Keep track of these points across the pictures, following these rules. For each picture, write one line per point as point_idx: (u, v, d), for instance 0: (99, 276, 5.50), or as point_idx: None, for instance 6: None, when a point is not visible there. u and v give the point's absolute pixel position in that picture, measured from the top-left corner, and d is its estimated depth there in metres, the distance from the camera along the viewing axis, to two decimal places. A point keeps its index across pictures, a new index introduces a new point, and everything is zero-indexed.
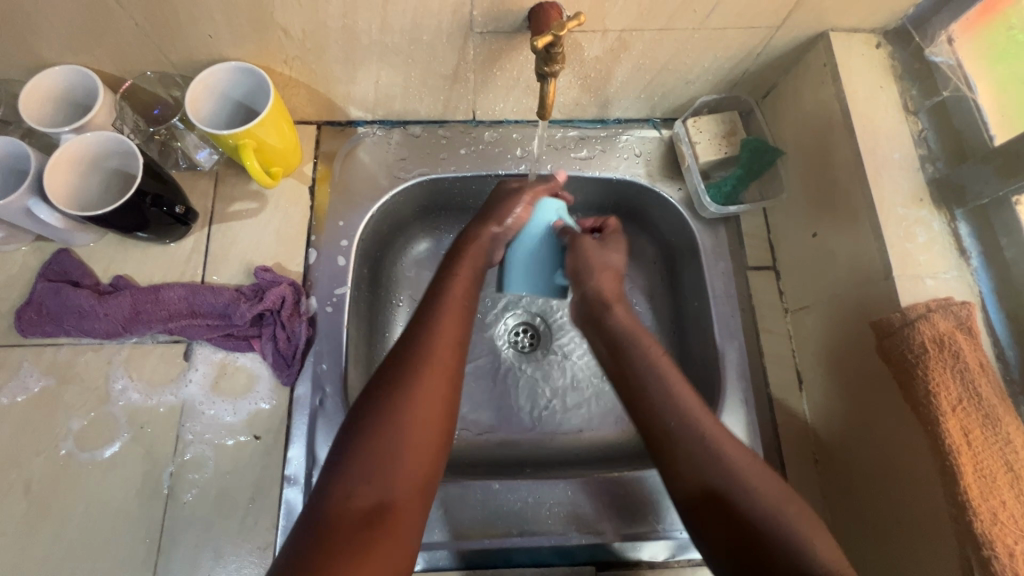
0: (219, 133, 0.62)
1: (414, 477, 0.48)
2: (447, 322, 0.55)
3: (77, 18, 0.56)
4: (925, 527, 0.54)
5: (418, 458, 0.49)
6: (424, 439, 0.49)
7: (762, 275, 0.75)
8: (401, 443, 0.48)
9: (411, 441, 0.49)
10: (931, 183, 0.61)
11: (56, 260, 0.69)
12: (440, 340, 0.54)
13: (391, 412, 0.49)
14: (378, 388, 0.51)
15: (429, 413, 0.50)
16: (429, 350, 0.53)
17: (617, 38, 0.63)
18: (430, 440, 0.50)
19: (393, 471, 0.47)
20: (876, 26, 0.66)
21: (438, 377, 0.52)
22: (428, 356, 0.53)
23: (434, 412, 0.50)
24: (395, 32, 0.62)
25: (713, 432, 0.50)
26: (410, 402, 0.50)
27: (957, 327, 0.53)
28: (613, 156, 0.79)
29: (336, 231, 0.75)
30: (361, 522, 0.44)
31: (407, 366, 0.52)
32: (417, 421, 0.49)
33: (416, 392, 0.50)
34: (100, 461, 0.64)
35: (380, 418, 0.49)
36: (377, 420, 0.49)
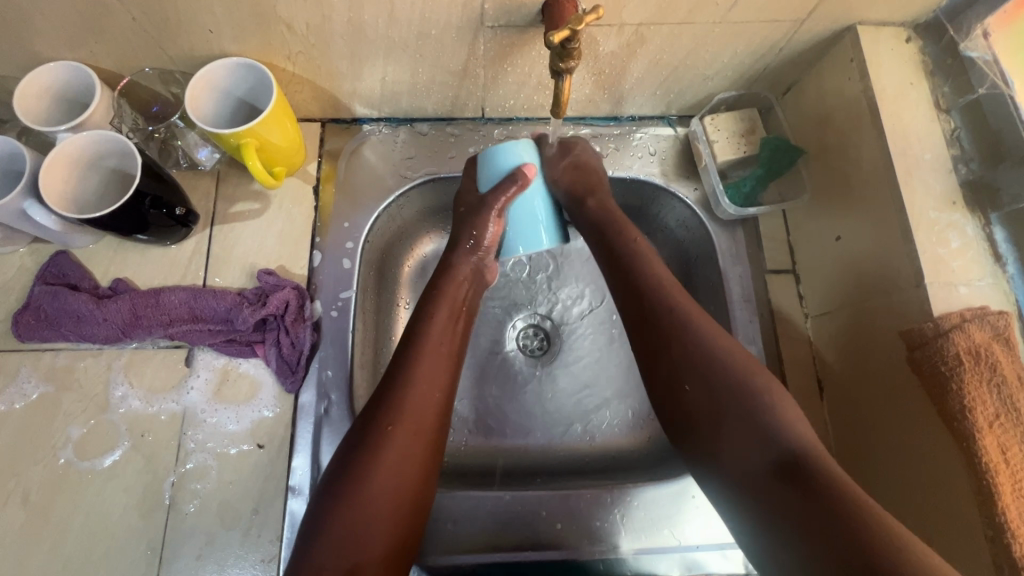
0: (220, 133, 0.60)
1: (387, 541, 0.49)
2: (417, 380, 0.55)
3: (70, 12, 0.54)
4: (954, 545, 0.52)
5: (389, 527, 0.49)
6: (389, 504, 0.49)
7: (782, 279, 0.73)
8: (372, 511, 0.49)
9: (384, 509, 0.49)
10: (964, 185, 0.59)
11: (54, 263, 0.67)
12: (415, 399, 0.53)
13: (364, 480, 0.49)
14: (354, 450, 0.51)
15: (403, 477, 0.51)
16: (401, 412, 0.52)
17: (634, 32, 0.60)
18: (402, 501, 0.50)
19: (365, 538, 0.48)
20: (906, 19, 0.63)
21: (402, 441, 0.51)
22: (393, 419, 0.52)
23: (406, 478, 0.51)
24: (402, 26, 0.59)
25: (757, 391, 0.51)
26: (382, 471, 0.50)
27: (993, 337, 0.51)
28: (627, 154, 0.76)
29: (341, 232, 0.72)
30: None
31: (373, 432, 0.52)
32: (382, 486, 0.49)
33: (388, 456, 0.50)
34: (100, 470, 0.63)
35: (355, 484, 0.49)
36: (350, 490, 0.49)
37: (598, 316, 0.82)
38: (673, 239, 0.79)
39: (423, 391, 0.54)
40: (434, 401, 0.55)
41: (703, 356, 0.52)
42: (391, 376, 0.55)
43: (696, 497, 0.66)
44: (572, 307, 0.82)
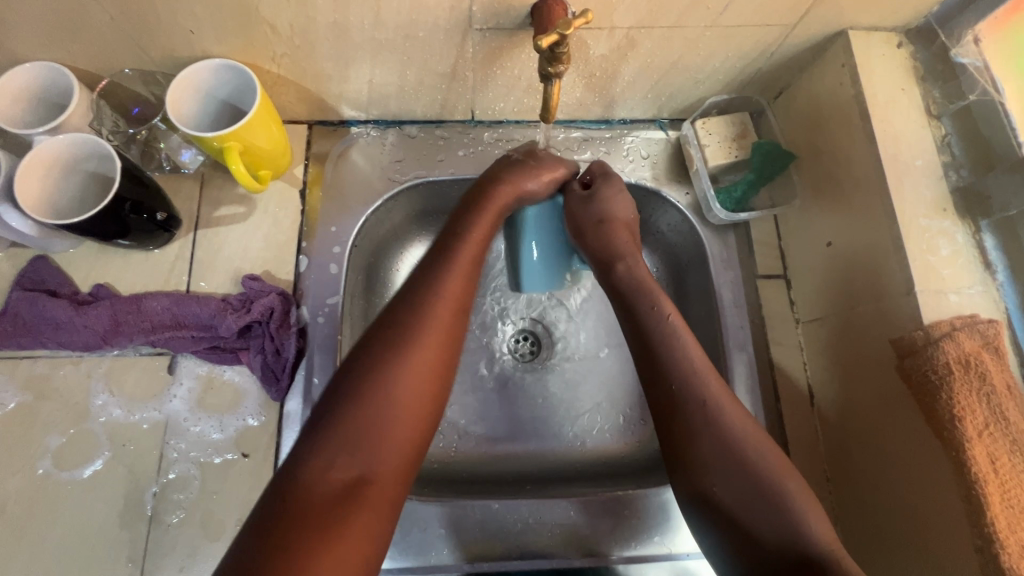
0: (202, 136, 0.59)
1: (399, 450, 0.46)
2: (449, 282, 0.53)
3: (47, 12, 0.52)
4: (940, 551, 0.52)
5: (405, 431, 0.47)
6: (411, 406, 0.47)
7: (773, 284, 0.72)
8: (386, 415, 0.46)
9: (400, 414, 0.46)
10: (955, 192, 0.58)
11: (32, 268, 0.66)
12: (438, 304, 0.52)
13: (380, 379, 0.47)
14: (370, 349, 0.48)
15: (421, 379, 0.48)
16: (426, 317, 0.50)
17: (625, 35, 0.60)
18: (417, 410, 0.48)
19: (377, 442, 0.45)
20: (899, 24, 0.62)
21: (430, 341, 0.50)
22: (424, 317, 0.50)
23: (422, 386, 0.48)
24: (389, 28, 0.58)
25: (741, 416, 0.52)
26: (399, 371, 0.47)
27: (982, 346, 0.51)
28: (618, 158, 0.75)
29: (328, 237, 0.71)
30: (341, 492, 0.43)
31: (398, 329, 0.49)
32: (405, 385, 0.47)
33: (406, 359, 0.48)
34: (80, 481, 0.61)
35: (368, 385, 0.46)
36: (365, 389, 0.46)
37: (589, 319, 0.81)
38: (664, 244, 0.78)
39: (452, 292, 0.53)
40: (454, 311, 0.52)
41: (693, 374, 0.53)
42: (417, 282, 0.53)
43: None
44: (563, 311, 0.81)
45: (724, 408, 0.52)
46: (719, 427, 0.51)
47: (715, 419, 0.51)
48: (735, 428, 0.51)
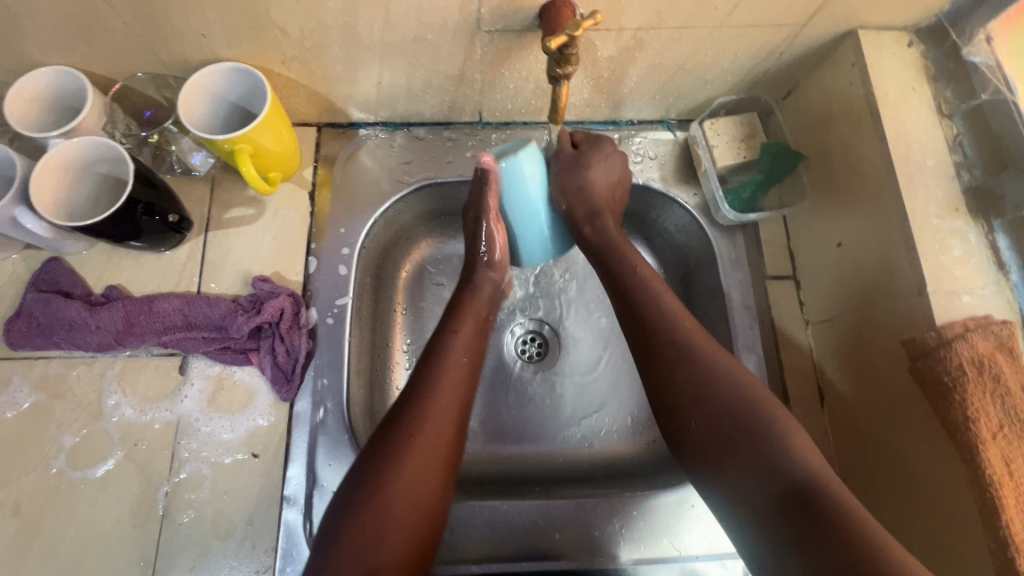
0: (213, 138, 0.59)
1: (409, 541, 0.48)
2: (446, 385, 0.55)
3: (63, 17, 0.53)
4: (951, 556, 0.52)
5: (408, 529, 0.48)
6: (414, 506, 0.49)
7: (782, 284, 0.72)
8: (393, 513, 0.48)
9: (405, 510, 0.49)
10: (967, 192, 0.58)
11: (46, 270, 0.66)
12: (439, 404, 0.53)
13: (382, 489, 0.48)
14: (372, 459, 0.50)
15: (424, 479, 0.50)
16: (423, 420, 0.52)
17: (633, 36, 0.60)
18: (419, 509, 0.49)
19: (383, 544, 0.47)
20: (909, 23, 0.62)
21: (427, 444, 0.51)
22: (422, 421, 0.52)
23: (428, 485, 0.50)
24: (398, 30, 0.58)
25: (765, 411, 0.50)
26: (404, 472, 0.49)
27: (997, 347, 0.50)
28: (626, 158, 0.75)
29: (336, 238, 0.72)
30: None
31: (397, 435, 0.51)
32: (407, 488, 0.49)
33: (410, 463, 0.50)
34: (92, 480, 0.62)
35: (378, 487, 0.48)
36: (367, 498, 0.48)
37: (597, 321, 0.81)
38: (672, 245, 0.78)
39: (451, 396, 0.54)
40: (454, 410, 0.54)
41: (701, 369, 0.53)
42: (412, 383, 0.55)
43: (695, 506, 0.65)
44: (571, 313, 0.81)
45: (717, 368, 0.52)
46: (721, 381, 0.51)
47: (717, 375, 0.52)
48: (729, 381, 0.52)
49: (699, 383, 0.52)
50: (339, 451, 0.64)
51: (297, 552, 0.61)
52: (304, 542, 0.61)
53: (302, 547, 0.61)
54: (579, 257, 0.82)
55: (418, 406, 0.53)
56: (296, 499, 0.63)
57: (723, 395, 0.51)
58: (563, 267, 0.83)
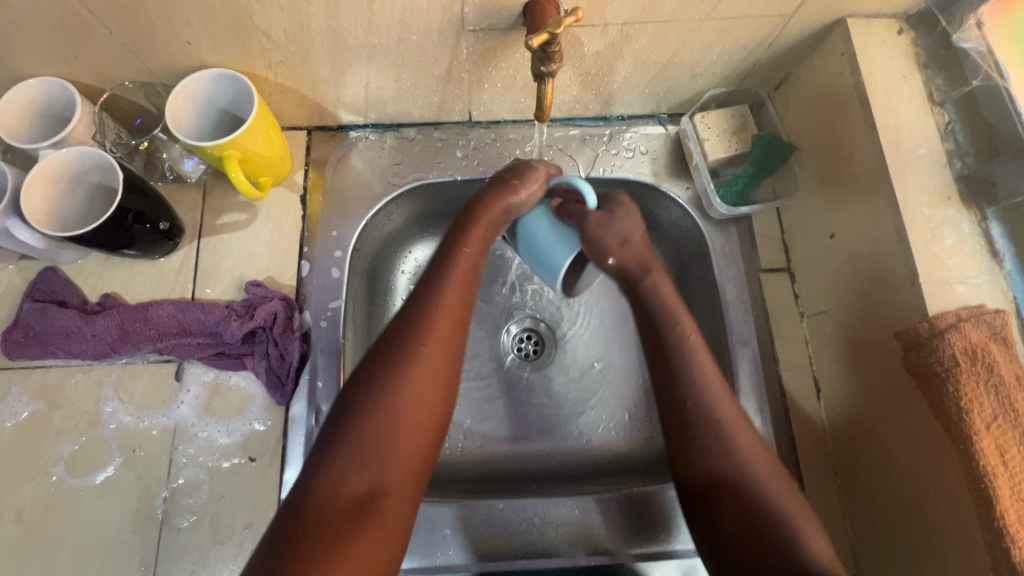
0: (202, 145, 0.59)
1: (404, 473, 0.45)
2: (451, 297, 0.51)
3: (48, 28, 0.53)
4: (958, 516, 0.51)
5: (407, 446, 0.45)
6: (416, 419, 0.46)
7: (777, 277, 0.72)
8: (390, 433, 0.44)
9: (405, 437, 0.45)
10: (959, 180, 0.57)
11: (42, 280, 0.67)
12: (438, 326, 0.49)
13: (381, 403, 0.45)
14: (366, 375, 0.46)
15: (425, 396, 0.46)
16: (427, 332, 0.48)
17: (619, 31, 0.59)
18: (420, 424, 0.46)
19: (382, 464, 0.44)
20: (899, 11, 0.61)
21: (433, 354, 0.48)
22: (429, 333, 0.48)
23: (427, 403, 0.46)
24: (383, 32, 0.58)
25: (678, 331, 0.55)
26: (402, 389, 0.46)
27: (990, 336, 0.50)
28: (618, 154, 0.75)
29: (328, 241, 0.72)
30: (349, 511, 0.42)
31: (400, 345, 0.48)
32: (408, 404, 0.46)
33: (406, 378, 0.46)
34: (92, 487, 0.63)
35: (371, 402, 0.45)
36: (367, 408, 0.45)
37: (595, 322, 0.81)
38: (666, 240, 0.78)
39: (456, 309, 0.51)
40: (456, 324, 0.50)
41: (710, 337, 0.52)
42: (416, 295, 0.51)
43: None
44: (568, 311, 0.81)
45: (763, 473, 0.50)
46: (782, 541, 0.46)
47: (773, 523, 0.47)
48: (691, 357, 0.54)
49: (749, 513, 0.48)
50: None
51: None
52: None
53: None
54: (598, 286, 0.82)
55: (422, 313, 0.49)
56: None
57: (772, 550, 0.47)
58: None
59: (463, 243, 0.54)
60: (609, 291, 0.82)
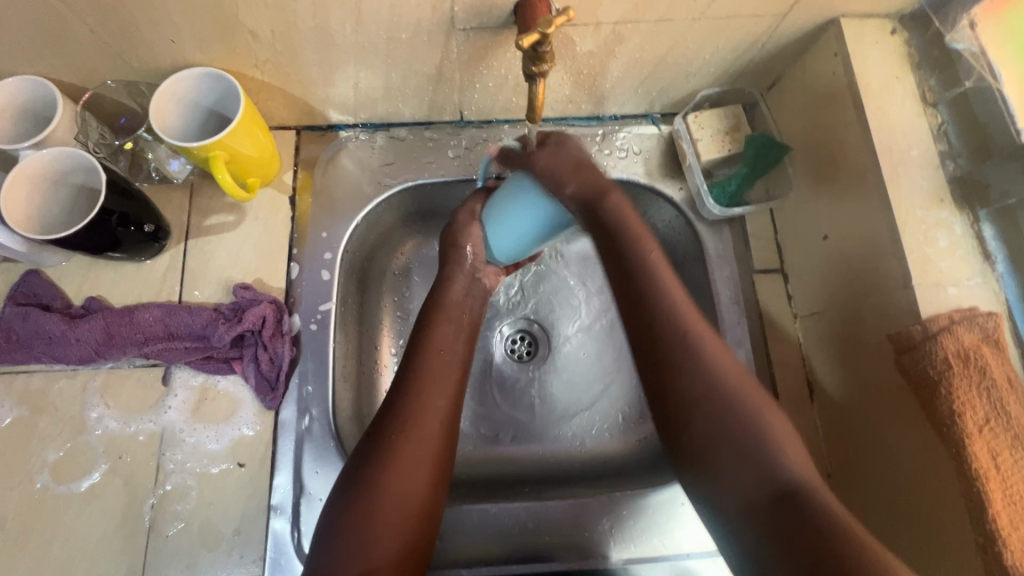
0: (187, 146, 0.58)
1: (393, 552, 0.47)
2: (437, 390, 0.55)
3: (26, 26, 0.52)
4: (950, 540, 0.51)
5: (396, 528, 0.48)
6: (403, 506, 0.49)
7: (770, 278, 0.71)
8: (378, 520, 0.48)
9: (392, 521, 0.48)
10: (952, 182, 0.57)
11: (25, 283, 0.66)
12: (426, 409, 0.53)
13: (369, 492, 0.49)
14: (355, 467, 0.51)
15: (412, 483, 0.50)
16: (410, 422, 0.52)
17: (611, 31, 0.58)
18: (409, 508, 0.49)
19: (371, 547, 0.47)
20: (892, 11, 0.61)
21: (416, 444, 0.52)
22: (413, 424, 0.52)
23: (415, 491, 0.50)
24: (371, 31, 0.57)
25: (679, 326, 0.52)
26: (397, 465, 0.50)
27: (982, 339, 0.50)
28: (611, 154, 0.74)
29: (318, 243, 0.71)
30: None
31: (385, 438, 0.52)
32: (394, 489, 0.49)
33: (391, 469, 0.50)
34: (77, 494, 0.62)
35: (363, 493, 0.49)
36: (357, 499, 0.49)
37: (588, 323, 0.80)
38: (659, 241, 0.77)
39: (442, 401, 0.55)
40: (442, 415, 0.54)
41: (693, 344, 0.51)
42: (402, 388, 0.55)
43: (685, 504, 0.65)
44: (560, 312, 0.81)
45: (760, 413, 0.49)
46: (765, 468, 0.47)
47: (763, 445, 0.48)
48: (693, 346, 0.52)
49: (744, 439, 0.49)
50: (326, 458, 0.64)
51: (286, 561, 0.61)
52: (292, 550, 0.61)
53: (292, 556, 0.61)
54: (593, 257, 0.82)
55: (408, 406, 0.53)
56: (281, 507, 0.62)
57: (756, 474, 0.47)
58: (564, 283, 0.81)
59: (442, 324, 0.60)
60: (602, 292, 0.81)
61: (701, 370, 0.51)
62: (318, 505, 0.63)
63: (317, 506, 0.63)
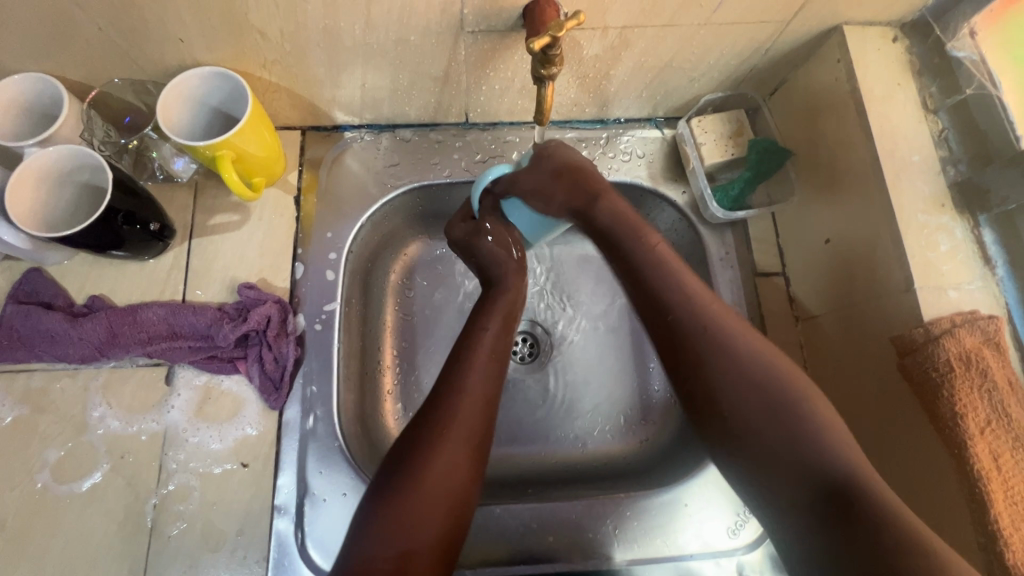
0: (194, 145, 0.58)
1: (435, 535, 0.46)
2: (485, 376, 0.55)
3: (33, 23, 0.51)
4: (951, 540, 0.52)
5: (440, 510, 0.47)
6: (445, 488, 0.48)
7: (771, 281, 0.72)
8: (422, 501, 0.46)
9: (435, 502, 0.47)
10: (953, 187, 0.58)
11: (26, 281, 0.65)
12: (468, 395, 0.53)
13: (417, 470, 0.48)
14: (402, 447, 0.50)
15: (457, 465, 0.49)
16: (456, 406, 0.52)
17: (618, 36, 0.59)
18: (452, 490, 0.48)
19: (417, 526, 0.45)
20: (893, 19, 0.62)
21: (463, 429, 0.51)
22: (461, 407, 0.52)
23: (458, 472, 0.49)
24: (380, 33, 0.57)
25: (691, 306, 0.51)
26: (437, 455, 0.49)
27: (984, 342, 0.51)
28: (614, 157, 0.75)
29: (323, 243, 0.71)
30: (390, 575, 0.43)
31: (432, 420, 0.51)
32: (440, 469, 0.48)
33: (439, 449, 0.49)
34: (78, 494, 0.61)
35: (408, 474, 0.48)
36: (406, 477, 0.47)
37: (591, 325, 0.80)
38: None
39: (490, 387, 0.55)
40: (488, 400, 0.54)
41: (718, 324, 0.50)
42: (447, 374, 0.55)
43: (688, 505, 0.66)
44: (564, 313, 0.81)
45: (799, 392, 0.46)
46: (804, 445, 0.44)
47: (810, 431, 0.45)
48: (718, 321, 0.50)
49: (795, 425, 0.45)
50: (330, 459, 0.64)
51: (289, 562, 0.61)
52: (295, 551, 0.61)
53: (295, 556, 0.61)
54: (597, 262, 0.82)
55: (456, 390, 0.53)
56: (284, 507, 0.62)
57: (794, 451, 0.44)
58: (567, 285, 0.82)
59: (492, 323, 0.60)
60: (604, 295, 0.82)
61: (720, 347, 0.49)
62: (322, 505, 0.63)
63: (321, 506, 0.63)
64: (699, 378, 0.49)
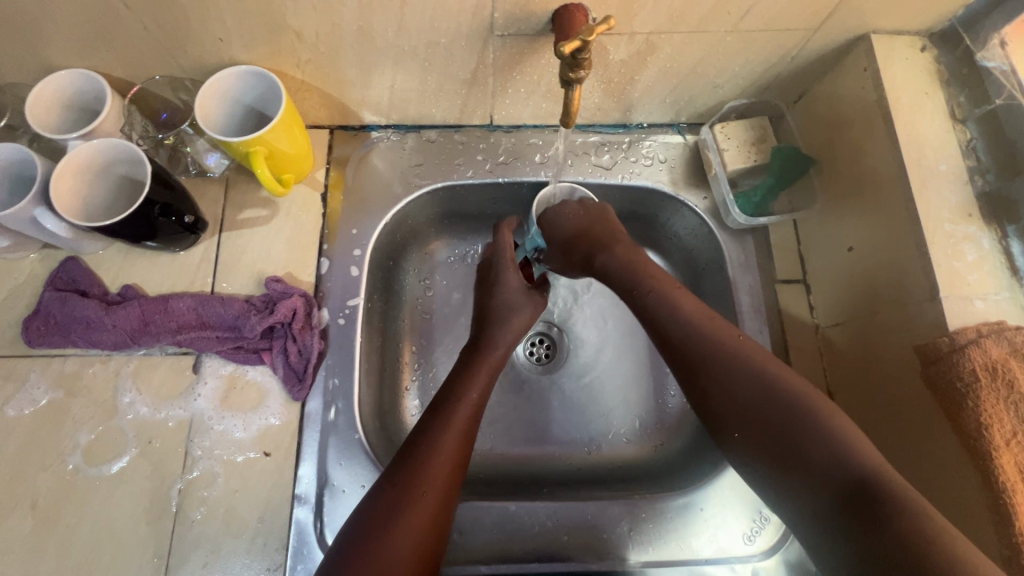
0: (229, 141, 0.60)
1: None
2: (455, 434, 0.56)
3: (82, 20, 0.53)
4: None
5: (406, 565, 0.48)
6: (410, 544, 0.49)
7: (792, 288, 0.72)
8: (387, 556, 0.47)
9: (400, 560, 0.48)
10: (981, 198, 0.58)
11: (64, 269, 0.67)
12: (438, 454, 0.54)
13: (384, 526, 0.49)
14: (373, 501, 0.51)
15: (421, 525, 0.50)
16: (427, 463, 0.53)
17: (645, 40, 0.60)
18: (416, 548, 0.49)
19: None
20: (922, 28, 0.62)
21: (429, 486, 0.52)
22: (429, 465, 0.53)
23: (424, 530, 0.50)
24: (411, 35, 0.59)
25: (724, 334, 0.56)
26: (407, 511, 0.50)
27: (1010, 353, 0.51)
28: (636, 162, 0.76)
29: (349, 239, 0.73)
30: None
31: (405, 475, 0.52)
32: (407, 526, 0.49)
33: (406, 506, 0.50)
34: (107, 477, 0.63)
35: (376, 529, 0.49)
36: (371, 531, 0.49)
37: (607, 329, 0.81)
38: (682, 248, 0.79)
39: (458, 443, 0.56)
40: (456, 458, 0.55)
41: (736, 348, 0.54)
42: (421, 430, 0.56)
43: (704, 509, 0.66)
44: (580, 316, 0.81)
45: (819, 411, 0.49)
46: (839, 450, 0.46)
47: (839, 439, 0.47)
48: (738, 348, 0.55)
49: (841, 455, 0.46)
50: (350, 451, 0.66)
51: (308, 550, 0.62)
52: (314, 540, 0.63)
53: (314, 545, 0.62)
54: None
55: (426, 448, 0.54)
56: (305, 498, 0.64)
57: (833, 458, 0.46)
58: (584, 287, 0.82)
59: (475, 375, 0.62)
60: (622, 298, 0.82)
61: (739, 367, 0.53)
62: (341, 496, 0.64)
63: (340, 497, 0.64)
64: (734, 410, 0.52)
